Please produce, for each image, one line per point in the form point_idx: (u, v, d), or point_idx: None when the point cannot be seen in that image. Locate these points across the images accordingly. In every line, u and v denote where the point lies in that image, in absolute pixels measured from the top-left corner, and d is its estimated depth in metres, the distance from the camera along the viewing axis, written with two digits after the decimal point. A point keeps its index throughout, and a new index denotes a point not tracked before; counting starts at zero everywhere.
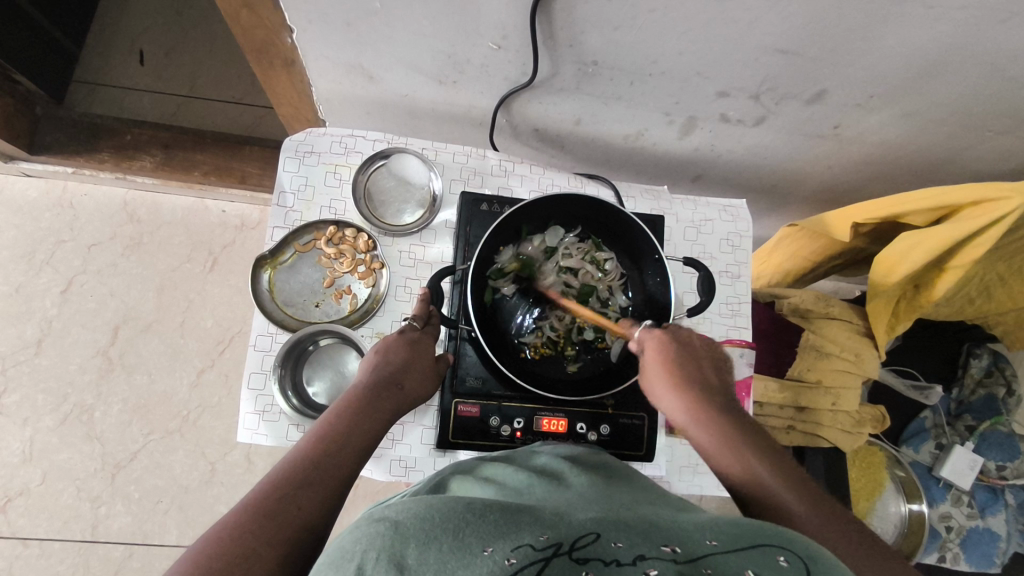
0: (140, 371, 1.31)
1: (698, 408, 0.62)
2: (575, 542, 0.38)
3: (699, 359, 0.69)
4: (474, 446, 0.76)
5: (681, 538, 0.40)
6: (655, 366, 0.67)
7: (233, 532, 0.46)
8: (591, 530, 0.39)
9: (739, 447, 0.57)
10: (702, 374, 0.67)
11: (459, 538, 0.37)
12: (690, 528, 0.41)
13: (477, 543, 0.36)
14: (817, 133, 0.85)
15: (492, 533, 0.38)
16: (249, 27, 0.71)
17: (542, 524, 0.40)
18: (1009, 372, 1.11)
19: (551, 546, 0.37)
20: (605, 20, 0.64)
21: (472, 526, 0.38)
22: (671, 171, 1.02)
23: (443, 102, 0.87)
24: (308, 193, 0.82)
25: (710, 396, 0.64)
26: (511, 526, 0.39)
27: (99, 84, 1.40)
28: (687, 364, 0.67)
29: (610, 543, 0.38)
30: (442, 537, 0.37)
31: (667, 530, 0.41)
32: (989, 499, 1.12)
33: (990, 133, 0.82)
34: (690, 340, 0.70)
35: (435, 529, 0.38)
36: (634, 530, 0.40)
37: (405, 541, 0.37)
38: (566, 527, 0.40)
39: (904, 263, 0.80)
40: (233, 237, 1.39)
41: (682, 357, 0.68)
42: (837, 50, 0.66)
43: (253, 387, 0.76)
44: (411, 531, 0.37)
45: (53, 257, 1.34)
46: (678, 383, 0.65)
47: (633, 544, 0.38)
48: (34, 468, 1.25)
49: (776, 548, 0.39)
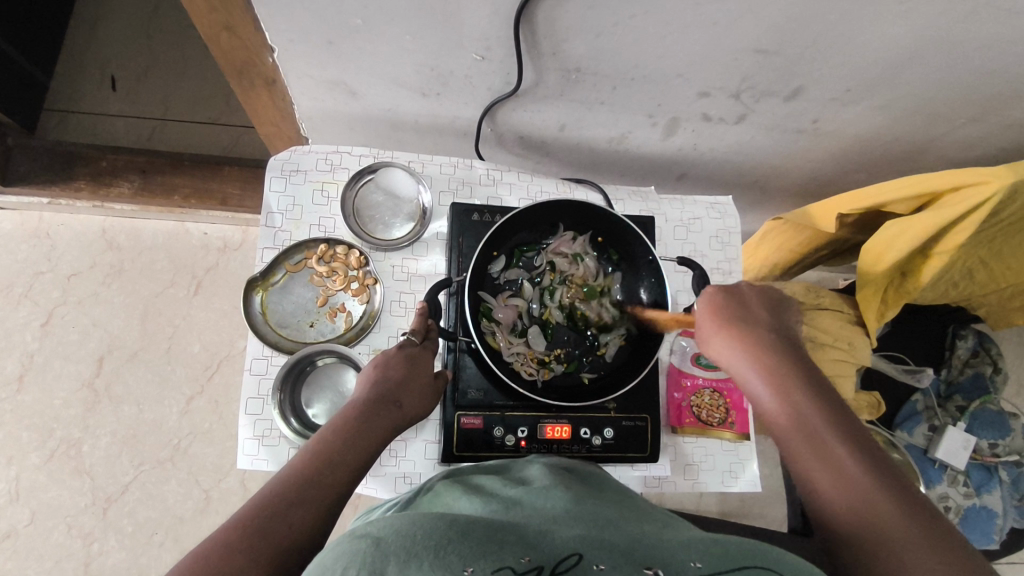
0: (128, 402, 1.28)
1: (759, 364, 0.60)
2: (556, 566, 0.38)
3: (756, 308, 0.66)
4: (479, 458, 0.75)
5: (665, 559, 0.40)
6: (709, 320, 0.66)
7: (221, 550, 0.46)
8: (574, 551, 0.40)
9: (810, 417, 0.55)
10: (763, 324, 0.65)
11: (441, 555, 0.37)
12: (675, 548, 0.42)
13: (459, 561, 0.37)
14: (798, 128, 0.86)
15: (474, 551, 0.38)
16: (228, 48, 0.71)
17: (524, 545, 0.40)
18: (993, 351, 1.18)
19: (532, 571, 0.38)
20: (587, 27, 0.64)
21: (455, 544, 0.38)
22: (656, 171, 1.03)
23: (427, 114, 0.87)
24: (297, 212, 0.81)
25: (773, 348, 0.62)
26: (494, 544, 0.39)
27: (70, 111, 1.38)
28: (742, 315, 0.65)
29: (591, 566, 0.39)
30: (423, 556, 0.37)
31: (651, 550, 0.41)
32: (984, 478, 1.14)
33: (964, 120, 0.83)
34: (747, 290, 0.68)
35: (418, 546, 0.37)
36: (618, 552, 0.40)
37: (387, 558, 0.36)
38: (549, 547, 0.40)
39: (892, 250, 0.81)
40: (216, 260, 1.37)
41: (736, 314, 0.65)
42: (815, 47, 0.67)
43: (251, 412, 0.75)
44: (393, 547, 0.37)
45: (31, 290, 1.31)
46: (735, 335, 0.63)
47: (615, 567, 0.39)
48: (21, 508, 1.21)
49: (763, 570, 0.39)
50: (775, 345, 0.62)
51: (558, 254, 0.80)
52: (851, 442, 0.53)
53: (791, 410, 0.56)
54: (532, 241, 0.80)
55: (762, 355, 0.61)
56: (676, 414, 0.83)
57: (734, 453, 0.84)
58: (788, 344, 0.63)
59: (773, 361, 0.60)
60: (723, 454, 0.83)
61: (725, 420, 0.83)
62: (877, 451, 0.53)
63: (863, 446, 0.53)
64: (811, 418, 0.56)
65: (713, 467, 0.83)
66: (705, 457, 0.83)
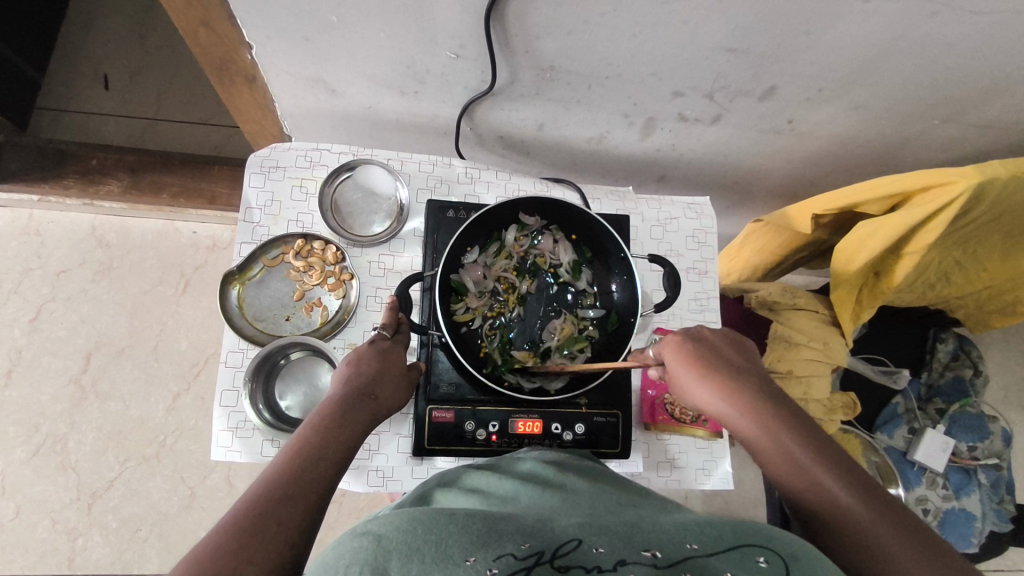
0: (115, 399, 1.29)
1: (735, 401, 0.61)
2: (557, 550, 0.40)
3: (720, 347, 0.67)
4: (449, 451, 0.76)
5: (662, 540, 0.42)
6: (682, 367, 0.66)
7: (213, 555, 0.45)
8: (573, 536, 0.41)
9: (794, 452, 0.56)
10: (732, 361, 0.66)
11: (442, 548, 0.39)
12: (670, 529, 0.44)
13: (460, 552, 0.39)
14: (773, 129, 0.87)
15: (473, 543, 0.40)
16: (208, 44, 0.72)
17: (524, 532, 0.42)
18: (974, 354, 1.19)
19: (533, 555, 0.39)
20: (558, 26, 0.66)
21: (455, 537, 0.40)
22: (637, 172, 1.04)
23: (407, 113, 0.88)
24: (276, 207, 0.82)
25: (746, 384, 0.63)
26: (494, 535, 0.41)
27: (63, 110, 1.39)
28: (710, 354, 0.66)
29: (590, 549, 0.40)
30: (424, 550, 0.39)
31: (648, 531, 0.43)
32: (963, 481, 1.15)
33: (936, 121, 0.84)
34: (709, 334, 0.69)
35: (418, 540, 0.40)
36: (616, 535, 0.42)
37: (389, 554, 0.39)
38: (550, 534, 0.42)
39: (863, 251, 0.83)
40: (205, 258, 1.38)
41: (706, 354, 0.66)
42: (784, 45, 0.68)
43: (225, 404, 0.75)
44: (394, 544, 0.39)
45: (20, 286, 1.32)
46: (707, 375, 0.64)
47: (613, 549, 0.40)
48: (7, 503, 1.22)
49: (756, 548, 0.41)
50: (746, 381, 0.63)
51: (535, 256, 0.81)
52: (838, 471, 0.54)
53: (777, 445, 0.57)
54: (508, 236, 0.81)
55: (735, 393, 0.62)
56: (649, 411, 0.84)
57: (707, 451, 0.84)
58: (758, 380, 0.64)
59: (749, 396, 0.61)
60: (696, 452, 0.84)
61: (698, 418, 0.84)
62: (864, 481, 0.54)
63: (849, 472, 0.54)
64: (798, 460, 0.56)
65: (686, 464, 0.83)
66: (678, 455, 0.84)
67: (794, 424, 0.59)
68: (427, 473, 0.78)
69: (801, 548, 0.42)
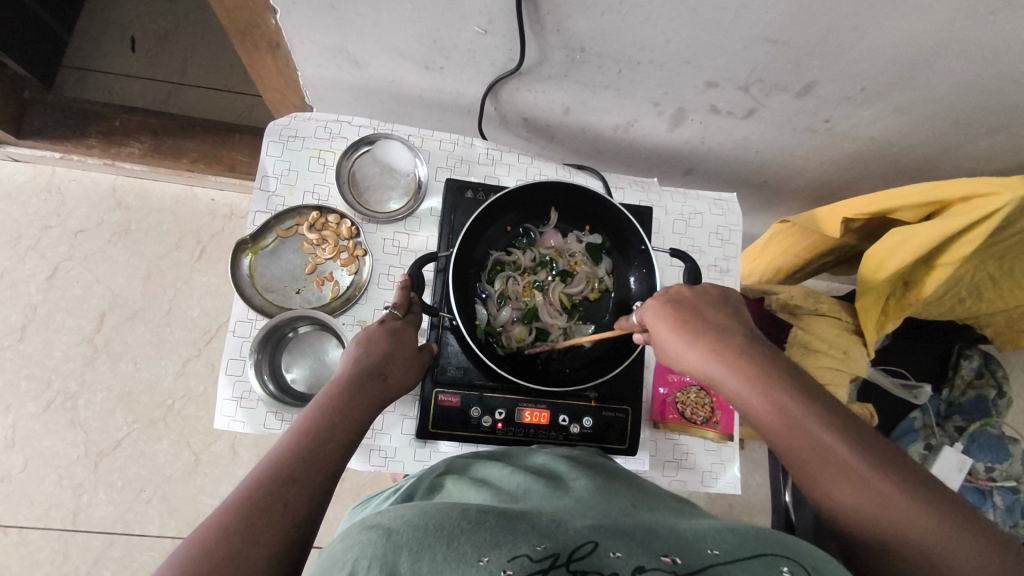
0: (126, 360, 1.30)
1: (748, 378, 0.54)
2: (573, 553, 0.38)
3: (711, 311, 0.60)
4: (453, 436, 0.74)
5: (681, 547, 0.40)
6: (674, 333, 0.59)
7: (218, 536, 0.44)
8: (589, 538, 0.40)
9: (816, 435, 0.50)
10: (735, 332, 0.58)
11: (453, 545, 0.38)
12: (689, 535, 0.42)
13: (472, 551, 0.37)
14: (808, 127, 0.84)
15: (486, 542, 0.38)
16: (232, 8, 0.71)
17: (538, 532, 0.40)
18: (999, 374, 1.15)
19: (549, 557, 0.38)
20: (591, 5, 0.63)
21: (467, 534, 0.39)
22: (663, 165, 1.01)
23: (431, 89, 0.86)
24: (291, 177, 0.81)
25: (754, 357, 0.55)
26: (506, 534, 0.40)
27: (89, 70, 1.39)
28: (703, 321, 0.59)
29: (607, 553, 0.39)
30: (435, 546, 0.38)
31: (666, 537, 0.41)
32: (978, 500, 1.12)
33: (983, 129, 0.81)
34: (695, 296, 0.61)
35: (430, 536, 0.38)
36: (632, 538, 0.41)
37: (399, 550, 0.37)
38: (563, 534, 0.40)
39: (894, 259, 0.79)
40: (222, 226, 1.38)
41: (697, 318, 0.59)
42: (828, 41, 0.65)
43: (231, 372, 0.75)
44: (405, 538, 0.38)
45: (38, 243, 1.33)
46: (707, 345, 0.56)
47: (631, 554, 0.39)
48: (16, 455, 1.23)
49: (780, 558, 0.39)
50: (756, 355, 0.55)
51: (547, 246, 0.79)
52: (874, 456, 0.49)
53: (785, 413, 0.51)
54: (523, 223, 0.79)
55: (742, 367, 0.55)
56: (659, 409, 0.82)
57: (716, 453, 0.82)
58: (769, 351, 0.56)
59: (766, 372, 0.54)
60: (705, 454, 0.82)
61: (709, 419, 0.82)
62: (882, 449, 0.50)
63: (883, 455, 0.49)
64: (813, 432, 0.50)
65: (693, 465, 0.82)
66: (686, 455, 0.82)
67: (820, 405, 0.52)
68: (429, 456, 0.77)
69: (807, 548, 0.42)
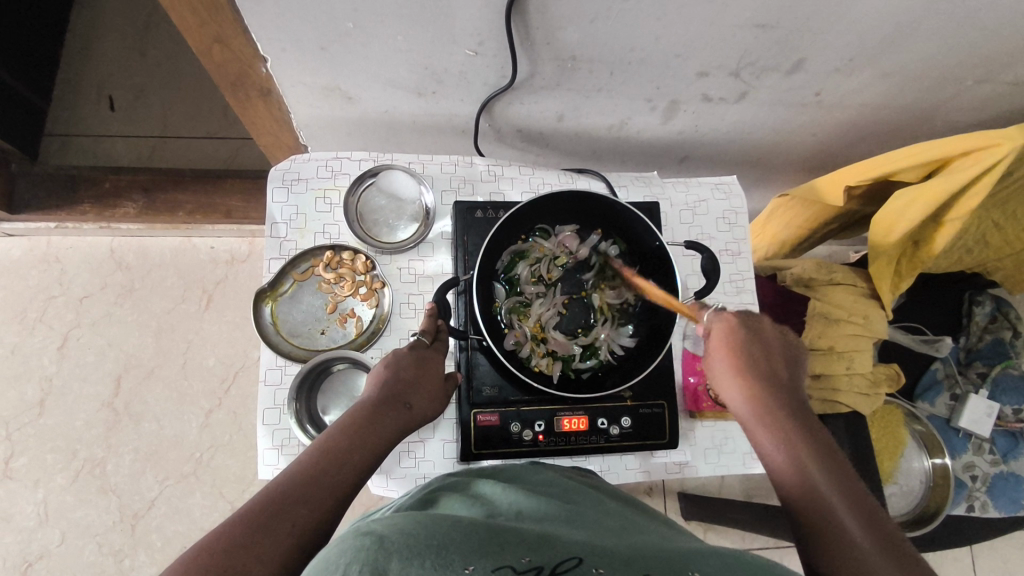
0: (148, 419, 1.29)
1: (763, 406, 0.61)
2: (557, 565, 0.35)
3: (773, 355, 0.66)
4: (497, 454, 0.75)
5: (664, 565, 0.37)
6: (723, 353, 0.66)
7: (223, 546, 0.44)
8: (573, 555, 0.37)
9: (816, 481, 0.54)
10: (776, 375, 0.64)
11: (444, 554, 0.35)
12: (673, 556, 0.39)
13: (459, 560, 0.35)
14: (800, 102, 0.85)
15: (474, 552, 0.36)
16: (222, 62, 0.71)
17: (525, 547, 0.38)
18: (1012, 315, 1.16)
19: (533, 568, 0.35)
20: (582, 14, 0.63)
21: (456, 545, 0.36)
22: (658, 156, 1.02)
23: (424, 114, 0.86)
24: (301, 220, 0.81)
25: (779, 397, 0.62)
26: (494, 546, 0.37)
27: (72, 135, 1.39)
28: (761, 362, 0.65)
29: (591, 569, 0.36)
30: (425, 554, 0.35)
31: (650, 557, 0.38)
32: (1009, 445, 1.14)
33: (971, 82, 0.82)
34: (768, 332, 0.67)
35: (420, 544, 0.35)
36: (616, 558, 0.37)
37: (389, 553, 0.34)
38: (551, 550, 0.38)
39: (903, 220, 0.80)
40: (224, 273, 1.38)
41: (752, 348, 0.65)
42: (814, 19, 0.66)
43: (269, 422, 0.75)
44: (396, 545, 0.35)
45: (45, 314, 1.32)
46: (749, 380, 0.63)
47: (614, 570, 0.36)
48: (51, 529, 1.23)
49: None
50: (784, 397, 0.62)
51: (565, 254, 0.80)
52: (865, 521, 0.51)
53: (785, 438, 0.58)
54: (538, 236, 0.79)
55: (771, 411, 0.60)
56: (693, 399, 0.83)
57: None
58: (798, 405, 0.62)
59: (780, 411, 0.60)
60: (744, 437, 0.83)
61: None
62: (867, 505, 0.53)
63: (877, 527, 0.51)
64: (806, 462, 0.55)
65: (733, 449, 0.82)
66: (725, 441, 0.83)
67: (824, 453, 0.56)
68: None
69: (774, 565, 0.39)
